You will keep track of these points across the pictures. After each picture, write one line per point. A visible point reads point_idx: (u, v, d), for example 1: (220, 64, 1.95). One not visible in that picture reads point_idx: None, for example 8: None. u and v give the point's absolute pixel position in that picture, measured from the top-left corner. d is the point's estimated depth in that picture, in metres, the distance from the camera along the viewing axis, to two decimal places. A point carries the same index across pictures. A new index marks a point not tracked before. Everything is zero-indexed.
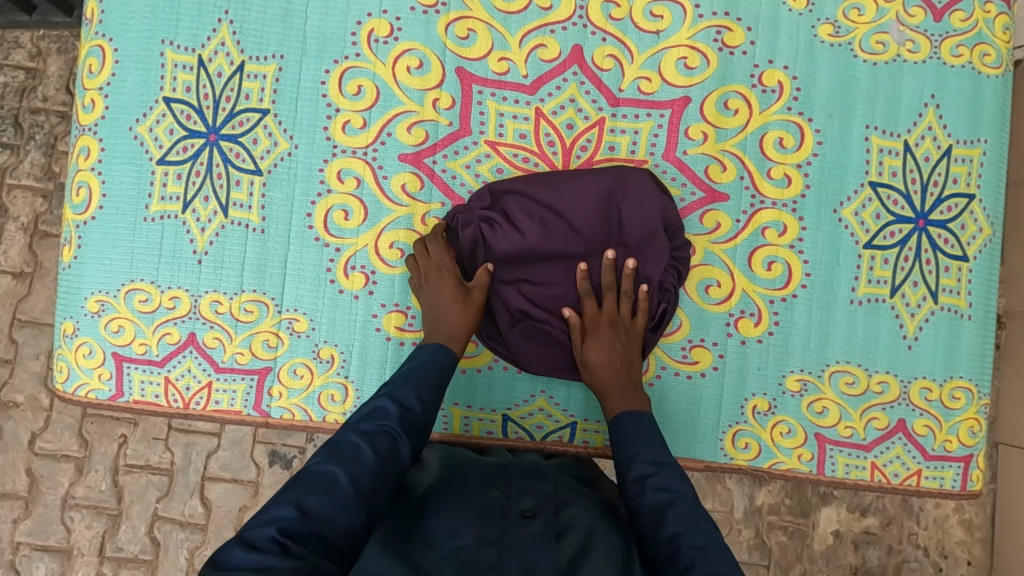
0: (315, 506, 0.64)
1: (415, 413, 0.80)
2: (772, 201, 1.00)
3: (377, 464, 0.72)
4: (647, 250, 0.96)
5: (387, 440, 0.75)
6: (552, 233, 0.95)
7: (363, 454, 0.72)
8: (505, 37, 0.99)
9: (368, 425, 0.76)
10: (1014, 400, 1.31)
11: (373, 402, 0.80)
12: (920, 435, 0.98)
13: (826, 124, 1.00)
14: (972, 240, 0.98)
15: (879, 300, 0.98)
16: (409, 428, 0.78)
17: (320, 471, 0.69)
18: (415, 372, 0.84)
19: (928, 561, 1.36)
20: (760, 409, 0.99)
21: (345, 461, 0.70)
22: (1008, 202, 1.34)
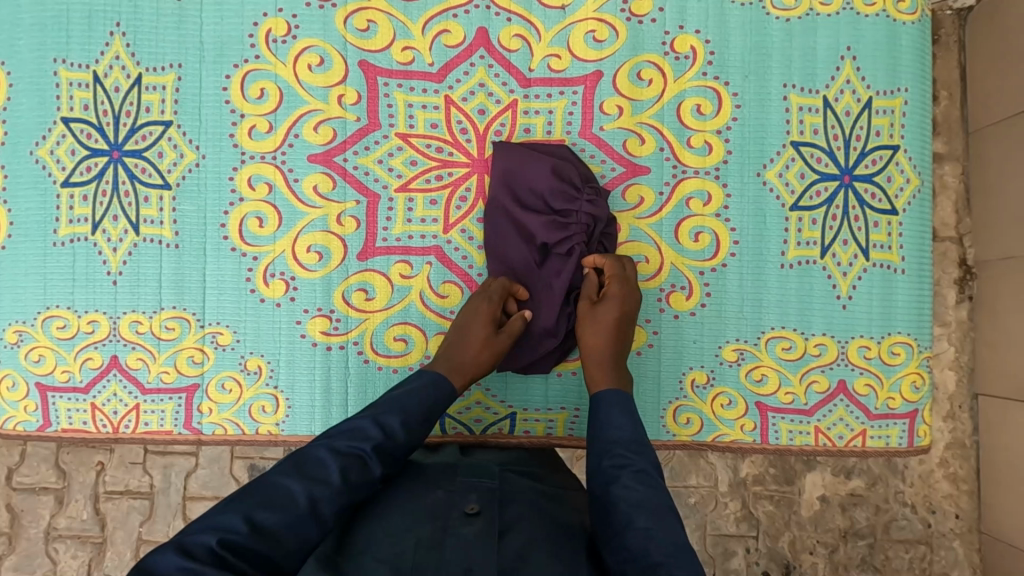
0: (264, 525, 0.61)
1: (398, 443, 0.74)
2: (694, 170, 0.98)
3: (342, 489, 0.67)
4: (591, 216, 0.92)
5: (359, 464, 0.70)
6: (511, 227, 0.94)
7: (329, 475, 0.67)
8: (406, 25, 0.96)
9: (343, 443, 0.71)
10: (989, 347, 1.29)
11: (356, 418, 0.74)
12: (861, 395, 0.96)
13: (743, 86, 0.97)
14: (900, 192, 0.96)
15: (810, 262, 0.97)
16: (385, 456, 0.73)
17: (281, 482, 0.66)
18: (411, 395, 0.78)
19: (915, 517, 1.35)
20: (699, 382, 0.98)
21: (305, 479, 0.66)
22: (971, 147, 1.31)
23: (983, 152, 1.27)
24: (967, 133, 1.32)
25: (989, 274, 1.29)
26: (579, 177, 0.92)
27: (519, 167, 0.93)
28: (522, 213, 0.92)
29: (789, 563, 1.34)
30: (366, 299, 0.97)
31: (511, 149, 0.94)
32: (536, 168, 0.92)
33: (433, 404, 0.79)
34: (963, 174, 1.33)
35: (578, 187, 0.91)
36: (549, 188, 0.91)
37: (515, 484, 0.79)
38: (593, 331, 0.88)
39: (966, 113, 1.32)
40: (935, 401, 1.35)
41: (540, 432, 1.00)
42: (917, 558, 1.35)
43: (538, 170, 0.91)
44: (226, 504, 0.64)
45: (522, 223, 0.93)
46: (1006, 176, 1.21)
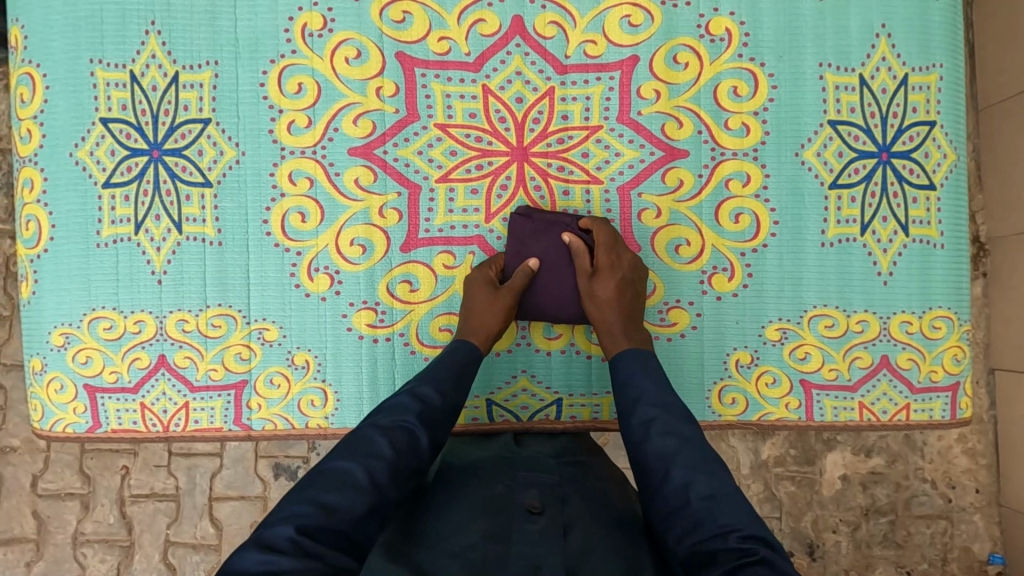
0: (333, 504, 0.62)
1: (435, 408, 0.76)
2: (732, 152, 0.98)
3: (394, 458, 0.69)
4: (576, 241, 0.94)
5: (405, 434, 0.71)
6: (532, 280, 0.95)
7: (380, 448, 0.69)
8: (441, 15, 0.96)
9: (386, 419, 0.73)
10: (1006, 320, 1.30)
11: (394, 399, 0.76)
12: (904, 369, 0.98)
13: (778, 67, 0.98)
14: (937, 167, 0.97)
15: (850, 240, 0.98)
16: (428, 420, 0.75)
17: (338, 465, 0.67)
18: (432, 367, 0.82)
19: (936, 493, 1.36)
20: (743, 362, 0.99)
21: (359, 456, 0.68)
22: (983, 126, 1.32)
23: (997, 128, 1.28)
24: (977, 109, 1.33)
25: (1003, 249, 1.30)
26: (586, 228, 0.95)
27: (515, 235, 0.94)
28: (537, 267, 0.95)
29: (814, 542, 1.36)
30: (410, 291, 0.97)
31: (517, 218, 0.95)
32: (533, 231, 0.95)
33: (461, 379, 0.82)
34: (973, 151, 1.34)
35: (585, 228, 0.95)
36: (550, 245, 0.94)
37: (571, 479, 0.81)
38: (606, 306, 0.89)
39: (975, 91, 1.33)
40: None
41: (587, 417, 1.01)
42: (941, 533, 1.37)
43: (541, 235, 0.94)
44: (322, 468, 0.67)
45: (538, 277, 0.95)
46: (1019, 152, 1.22)
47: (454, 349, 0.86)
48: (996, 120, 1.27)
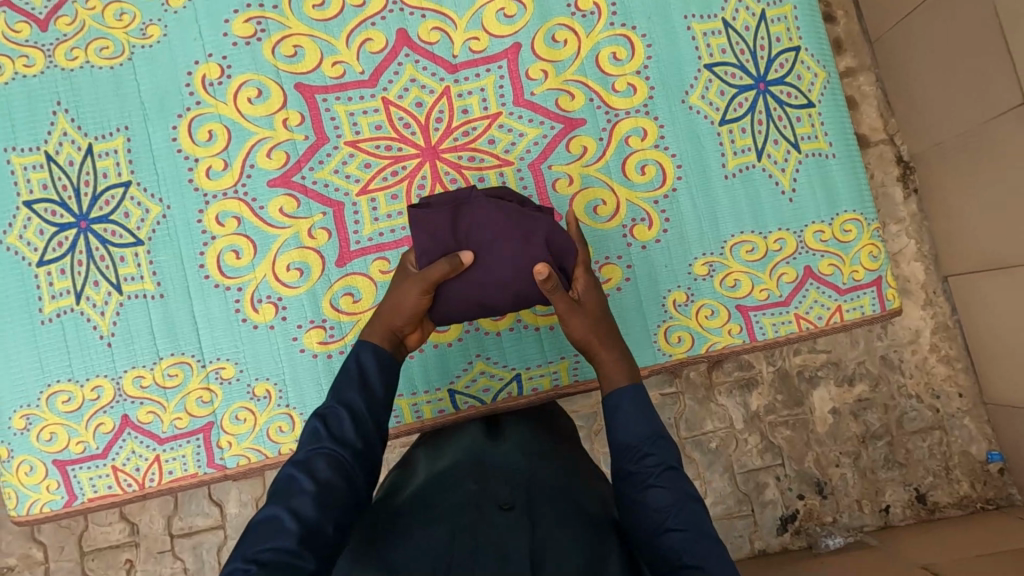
0: (266, 556, 0.60)
1: (352, 425, 0.72)
2: (625, 112, 1.05)
3: (319, 490, 0.65)
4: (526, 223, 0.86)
5: (327, 462, 0.68)
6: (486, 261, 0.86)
7: (302, 486, 0.65)
8: (330, 42, 1.03)
9: (301, 453, 0.69)
10: (947, 231, 1.40)
11: (306, 424, 0.72)
12: (827, 274, 1.03)
13: (649, 28, 1.05)
14: (811, 86, 1.05)
15: (749, 167, 1.04)
16: (349, 439, 0.71)
17: (264, 514, 0.64)
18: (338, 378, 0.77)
19: (924, 406, 1.43)
20: (680, 301, 1.04)
21: (283, 499, 0.65)
22: (880, 57, 1.44)
23: (892, 56, 1.40)
24: (870, 43, 1.46)
25: (925, 164, 1.41)
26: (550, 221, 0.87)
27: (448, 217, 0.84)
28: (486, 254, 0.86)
29: (822, 480, 1.41)
30: (353, 302, 1.01)
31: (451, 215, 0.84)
32: (484, 216, 0.86)
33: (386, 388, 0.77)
34: (878, 81, 1.46)
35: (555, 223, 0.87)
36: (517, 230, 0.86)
37: (536, 465, 0.82)
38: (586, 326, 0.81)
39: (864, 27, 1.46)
40: (911, 291, 1.45)
41: (548, 386, 1.04)
42: (937, 444, 1.43)
43: (490, 219, 0.86)
44: (251, 520, 0.64)
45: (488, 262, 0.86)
46: (915, 75, 1.35)
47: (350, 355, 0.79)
48: (890, 50, 1.40)
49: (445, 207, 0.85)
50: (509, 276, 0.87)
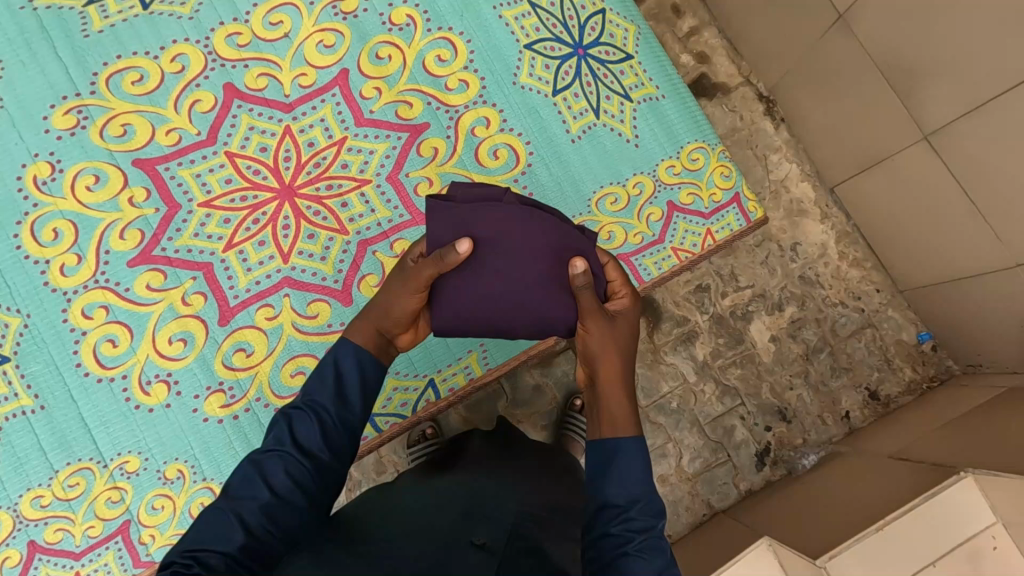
0: (222, 539, 0.89)
1: (307, 443, 1.01)
2: (465, 106, 1.34)
3: (271, 494, 0.94)
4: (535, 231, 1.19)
5: (283, 473, 0.97)
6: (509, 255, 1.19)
7: (260, 495, 0.93)
8: (158, 112, 1.33)
9: (266, 466, 0.97)
10: None
11: (266, 446, 0.99)
12: (688, 203, 1.33)
13: (464, 23, 1.36)
14: (622, 40, 1.38)
15: (592, 125, 1.36)
16: (304, 453, 1.00)
17: (223, 516, 0.91)
18: (302, 406, 1.06)
19: None
20: (602, 201, 1.33)
21: (237, 506, 0.92)
22: None
23: None
24: None
25: None
26: (545, 246, 1.19)
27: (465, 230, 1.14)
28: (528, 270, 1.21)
29: None
30: (246, 357, 1.30)
31: (524, 218, 1.17)
32: (534, 231, 1.20)
33: (339, 420, 1.06)
34: None
35: (550, 255, 1.19)
36: (524, 252, 1.19)
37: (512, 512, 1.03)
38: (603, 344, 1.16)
39: None
40: None
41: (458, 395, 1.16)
42: None
43: (538, 235, 1.19)
44: (208, 517, 0.92)
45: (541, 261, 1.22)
46: None
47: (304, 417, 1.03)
48: None
49: (513, 211, 1.18)
50: (522, 283, 1.21)
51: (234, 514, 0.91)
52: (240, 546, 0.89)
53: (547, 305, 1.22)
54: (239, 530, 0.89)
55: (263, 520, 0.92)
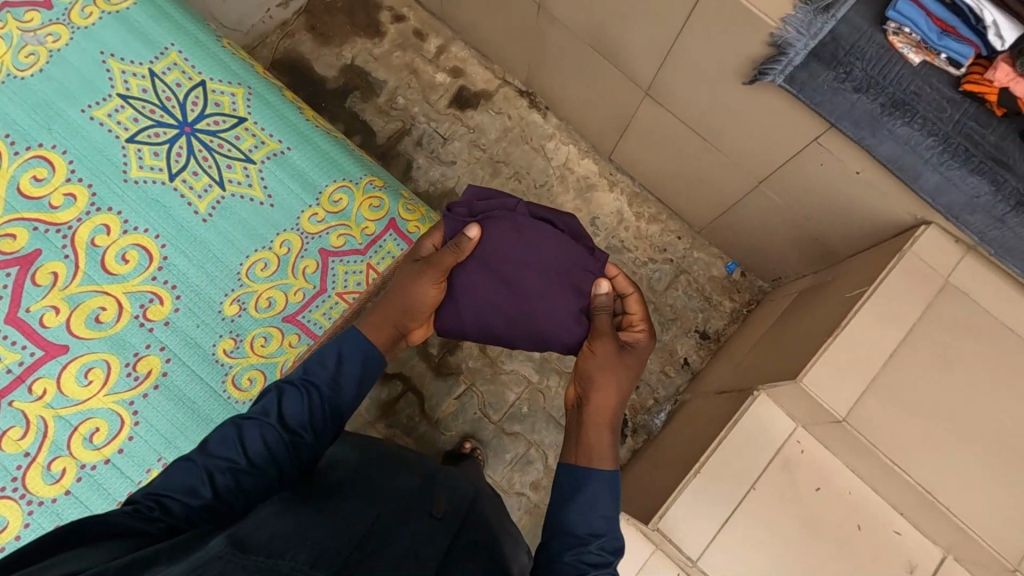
0: (179, 489, 1.03)
1: (295, 418, 1.15)
2: (75, 219, 1.48)
3: (250, 456, 1.09)
4: (560, 256, 1.49)
5: (263, 435, 1.11)
6: (514, 276, 1.47)
7: (266, 426, 1.12)
8: None
9: (257, 422, 1.13)
10: None
11: (280, 389, 1.17)
12: (341, 243, 1.59)
13: (53, 136, 1.51)
14: (230, 106, 1.61)
15: (219, 197, 1.56)
16: (287, 430, 1.13)
17: (243, 423, 1.13)
18: (307, 368, 1.22)
19: None
20: (251, 270, 1.54)
21: (261, 424, 1.12)
22: None
23: None
24: None
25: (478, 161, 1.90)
26: (566, 276, 1.48)
27: (471, 219, 1.49)
28: (536, 270, 1.48)
29: None
30: None
31: (516, 221, 1.49)
32: (551, 241, 1.50)
33: (340, 396, 1.21)
34: None
35: (551, 271, 1.48)
36: (523, 253, 1.48)
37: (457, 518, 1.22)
38: (602, 370, 1.29)
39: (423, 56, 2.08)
40: None
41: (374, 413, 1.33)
42: None
43: (550, 245, 1.49)
44: (216, 435, 1.12)
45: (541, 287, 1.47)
46: None
47: (346, 372, 1.24)
48: None
49: (510, 222, 1.49)
50: (541, 297, 1.47)
51: (206, 470, 1.05)
52: (206, 501, 1.04)
53: (545, 325, 1.47)
54: (207, 484, 1.05)
55: (230, 481, 1.07)
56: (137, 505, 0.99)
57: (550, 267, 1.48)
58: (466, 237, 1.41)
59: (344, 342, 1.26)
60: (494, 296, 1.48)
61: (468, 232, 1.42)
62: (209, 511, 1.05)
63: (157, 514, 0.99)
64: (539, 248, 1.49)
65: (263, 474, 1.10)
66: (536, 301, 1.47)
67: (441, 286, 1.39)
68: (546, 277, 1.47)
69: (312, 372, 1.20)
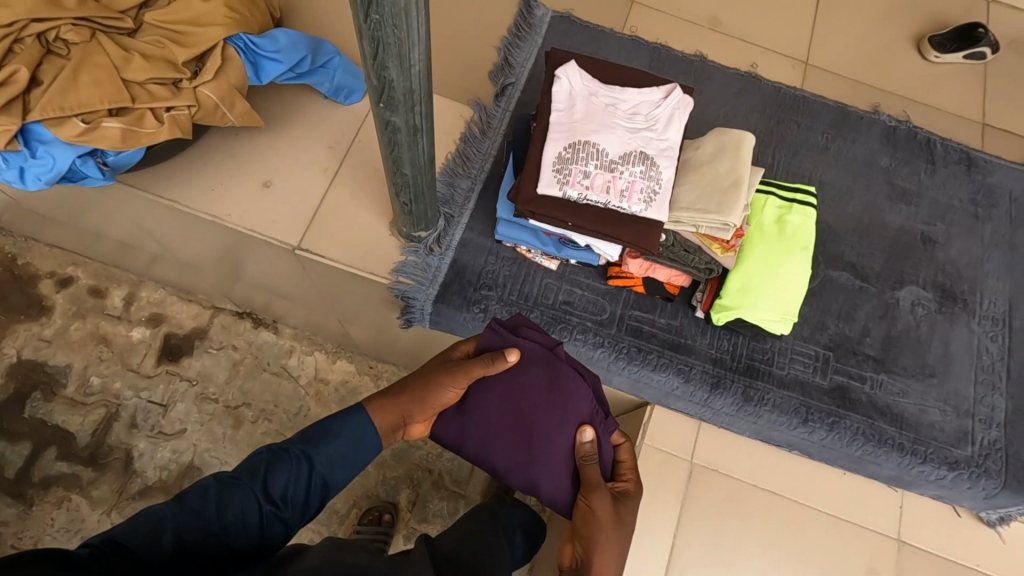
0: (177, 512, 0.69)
1: (294, 479, 0.80)
2: None
3: (222, 506, 0.73)
4: (580, 385, 0.99)
5: (236, 497, 0.75)
6: (552, 392, 0.98)
7: (249, 492, 0.76)
8: None
9: (263, 480, 0.78)
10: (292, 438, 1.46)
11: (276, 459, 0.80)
12: None
13: None
14: None
15: None
16: (267, 501, 0.77)
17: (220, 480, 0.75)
18: (322, 440, 0.84)
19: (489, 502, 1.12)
20: None
21: (243, 480, 0.76)
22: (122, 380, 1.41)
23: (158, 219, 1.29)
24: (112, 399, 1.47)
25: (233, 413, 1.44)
26: (589, 417, 0.98)
27: (502, 336, 0.99)
28: (568, 386, 0.98)
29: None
30: None
31: (549, 361, 0.99)
32: (581, 390, 0.99)
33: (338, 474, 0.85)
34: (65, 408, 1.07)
35: (565, 416, 0.97)
36: (552, 406, 0.97)
37: None
38: (601, 523, 0.91)
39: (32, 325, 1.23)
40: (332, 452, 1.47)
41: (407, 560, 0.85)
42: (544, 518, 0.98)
43: (585, 394, 0.99)
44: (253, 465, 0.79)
45: (572, 405, 0.98)
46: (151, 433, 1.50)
47: (357, 432, 0.87)
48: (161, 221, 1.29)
49: (541, 360, 0.99)
50: (558, 436, 0.96)
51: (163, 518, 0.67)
52: (169, 554, 0.66)
53: (541, 474, 0.97)
54: (175, 536, 0.67)
55: (212, 511, 0.72)
56: (98, 546, 0.61)
57: (579, 396, 0.98)
58: (506, 360, 0.93)
59: (348, 425, 0.87)
60: (509, 403, 0.98)
61: (510, 355, 0.93)
62: (209, 535, 0.70)
63: (124, 555, 0.61)
64: (572, 384, 0.98)
65: (257, 532, 0.75)
66: (551, 417, 0.97)
67: (457, 391, 0.94)
68: (565, 409, 0.97)
69: (308, 444, 0.84)
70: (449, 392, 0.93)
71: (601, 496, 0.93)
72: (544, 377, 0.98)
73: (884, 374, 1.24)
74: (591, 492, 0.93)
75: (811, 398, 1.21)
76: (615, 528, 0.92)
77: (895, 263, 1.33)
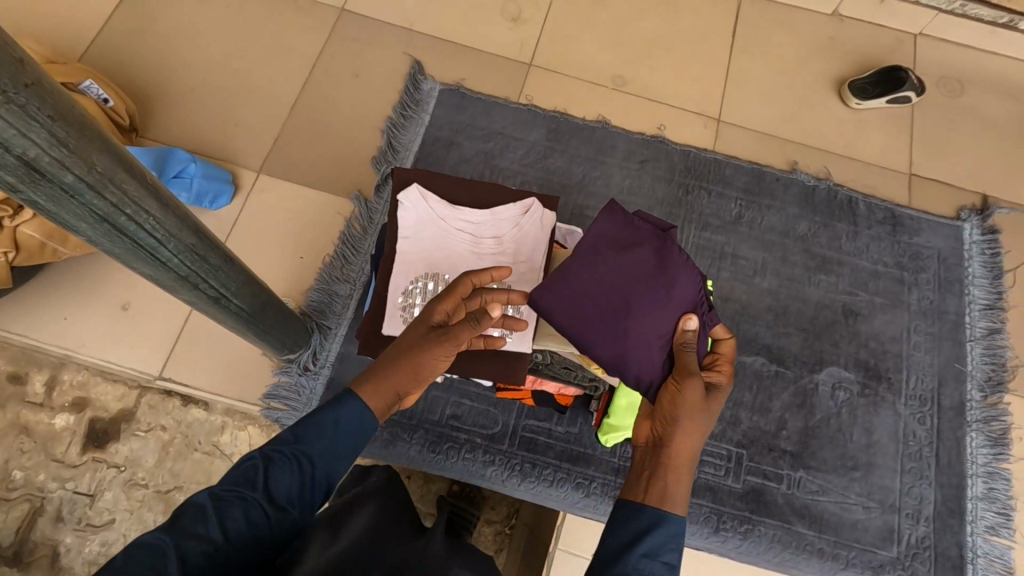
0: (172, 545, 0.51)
1: (299, 479, 0.60)
2: None
3: (228, 525, 0.54)
4: (684, 278, 0.81)
5: (236, 511, 0.55)
6: (658, 284, 0.81)
7: (249, 507, 0.56)
8: None
9: (263, 488, 0.58)
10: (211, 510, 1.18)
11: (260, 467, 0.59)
12: None
13: None
14: None
15: None
16: (275, 509, 0.58)
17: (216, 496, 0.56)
18: (315, 429, 0.63)
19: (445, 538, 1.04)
20: None
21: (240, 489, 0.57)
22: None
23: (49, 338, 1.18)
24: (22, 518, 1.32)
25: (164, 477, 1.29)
26: (689, 314, 0.79)
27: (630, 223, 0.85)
28: (675, 278, 0.81)
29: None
30: None
31: (660, 242, 0.84)
32: (692, 286, 0.82)
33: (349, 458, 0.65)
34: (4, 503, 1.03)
35: (669, 301, 0.80)
36: (653, 287, 0.80)
37: None
38: (682, 430, 0.72)
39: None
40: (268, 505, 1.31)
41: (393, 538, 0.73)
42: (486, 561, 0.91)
43: (692, 278, 0.82)
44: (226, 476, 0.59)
45: (676, 296, 0.80)
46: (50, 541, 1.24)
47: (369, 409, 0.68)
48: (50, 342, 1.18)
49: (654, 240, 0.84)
50: (657, 325, 0.79)
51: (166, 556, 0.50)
52: None
53: (633, 349, 0.79)
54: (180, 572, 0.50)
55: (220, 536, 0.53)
56: None
57: (685, 292, 0.81)
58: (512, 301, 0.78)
59: (339, 417, 0.65)
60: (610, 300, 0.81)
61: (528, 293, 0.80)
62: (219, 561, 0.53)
63: None
64: (683, 281, 0.81)
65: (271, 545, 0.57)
66: (648, 313, 0.80)
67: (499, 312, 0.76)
68: (669, 298, 0.80)
69: (304, 439, 0.62)
70: (436, 364, 0.73)
71: (692, 386, 0.75)
72: (641, 276, 0.81)
73: (802, 471, 1.15)
74: (673, 396, 0.74)
75: (722, 504, 1.13)
76: (703, 406, 0.75)
77: (814, 343, 1.24)
